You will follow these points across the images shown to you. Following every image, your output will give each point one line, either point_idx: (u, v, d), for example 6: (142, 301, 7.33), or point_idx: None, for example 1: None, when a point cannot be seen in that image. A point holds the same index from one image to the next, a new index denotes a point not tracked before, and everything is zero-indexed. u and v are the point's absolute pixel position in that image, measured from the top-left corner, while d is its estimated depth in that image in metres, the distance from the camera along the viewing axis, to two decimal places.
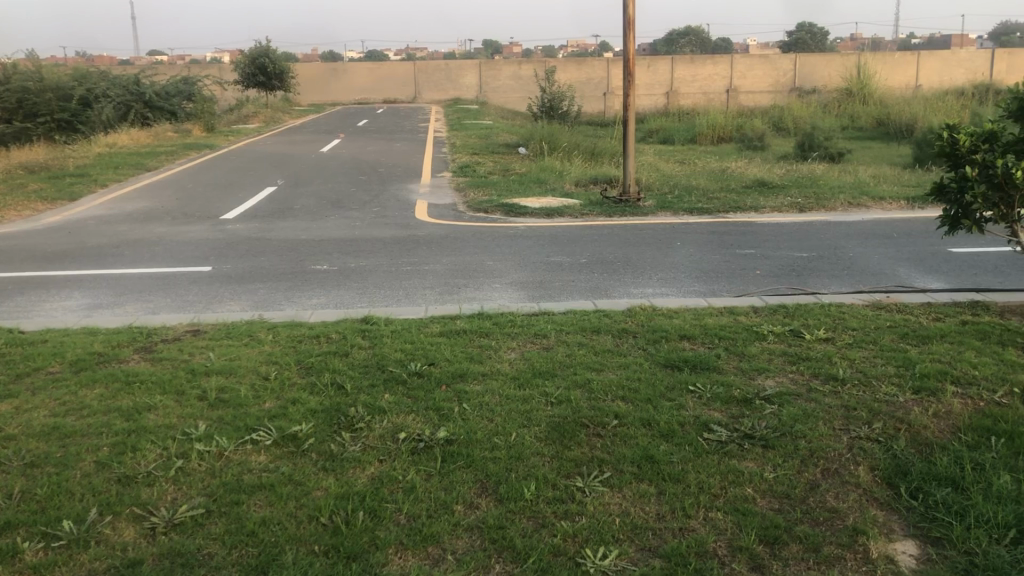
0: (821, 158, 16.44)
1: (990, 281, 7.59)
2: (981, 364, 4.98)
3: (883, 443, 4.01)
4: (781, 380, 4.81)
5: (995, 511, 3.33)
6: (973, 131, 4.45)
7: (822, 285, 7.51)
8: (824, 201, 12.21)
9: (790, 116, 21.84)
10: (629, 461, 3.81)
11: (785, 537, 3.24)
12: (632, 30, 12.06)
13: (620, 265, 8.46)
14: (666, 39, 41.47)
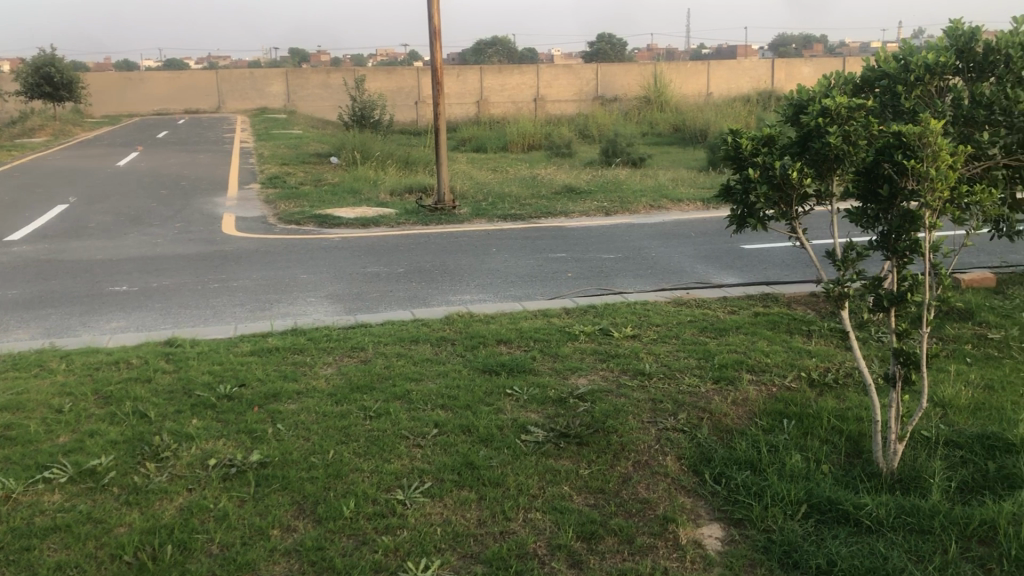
0: (624, 163, 17.15)
1: (779, 275, 8.19)
2: (772, 352, 5.35)
3: (688, 432, 4.22)
4: (592, 378, 4.97)
5: (788, 489, 3.58)
6: (754, 134, 4.07)
7: (629, 285, 7.83)
8: (628, 204, 12.74)
9: (595, 124, 22.63)
10: (449, 470, 3.81)
11: (602, 531, 3.34)
12: (438, 39, 12.13)
13: (437, 273, 8.48)
14: (474, 48, 41.99)
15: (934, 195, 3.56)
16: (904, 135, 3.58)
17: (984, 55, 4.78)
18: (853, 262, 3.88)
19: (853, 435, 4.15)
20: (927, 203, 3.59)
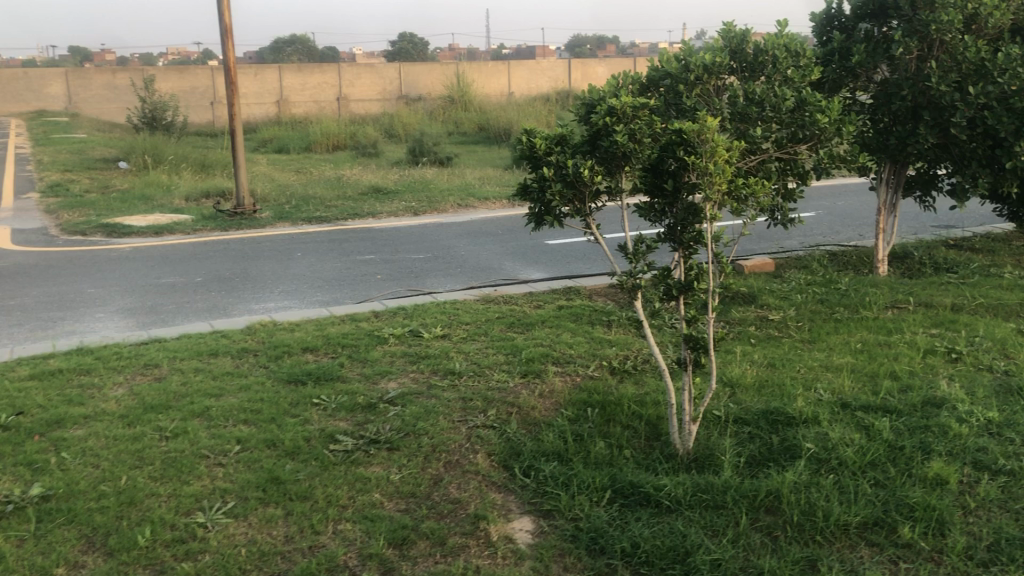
0: (431, 163, 17.17)
1: (581, 268, 8.46)
2: (576, 344, 5.51)
3: (497, 428, 4.27)
4: (402, 380, 4.93)
5: (593, 476, 3.69)
6: (547, 133, 4.14)
7: (437, 284, 7.85)
8: (435, 203, 12.76)
9: (400, 123, 22.53)
10: (254, 487, 3.66)
11: (414, 535, 3.32)
12: (231, 38, 11.67)
13: (239, 281, 8.15)
14: (272, 47, 40.76)
15: (713, 189, 3.78)
16: (683, 133, 3.78)
17: (754, 56, 5.37)
18: (643, 255, 4.05)
19: (652, 418, 4.34)
20: (707, 197, 3.81)
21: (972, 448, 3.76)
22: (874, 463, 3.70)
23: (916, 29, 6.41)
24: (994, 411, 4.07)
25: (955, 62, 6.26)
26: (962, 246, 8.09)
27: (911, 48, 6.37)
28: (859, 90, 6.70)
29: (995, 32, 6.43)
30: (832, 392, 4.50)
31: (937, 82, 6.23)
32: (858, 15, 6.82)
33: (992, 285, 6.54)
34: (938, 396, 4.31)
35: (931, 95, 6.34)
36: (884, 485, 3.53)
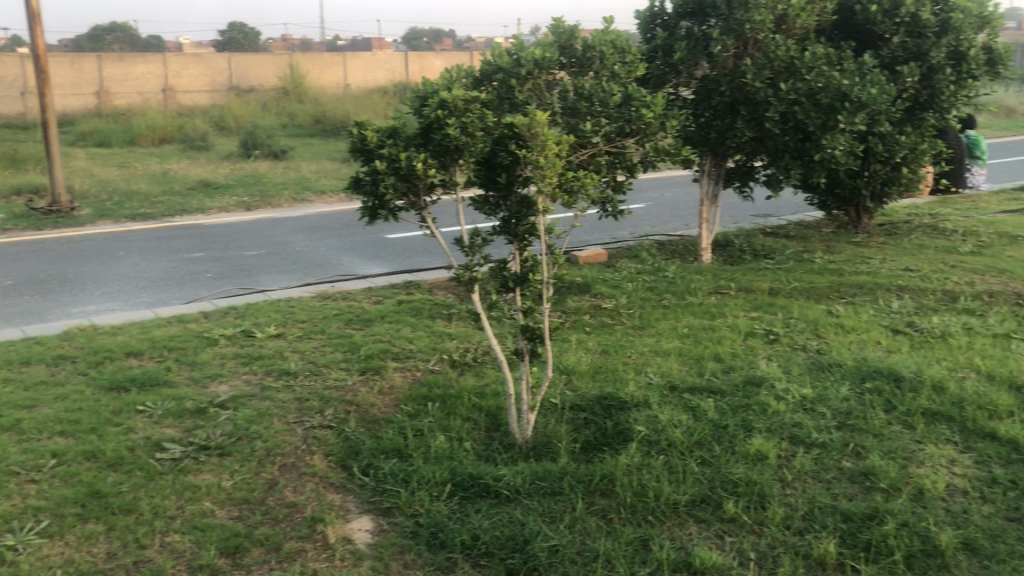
0: (264, 156, 16.64)
1: (421, 262, 8.42)
2: (415, 338, 5.48)
3: (335, 428, 4.18)
4: (234, 383, 4.75)
5: (433, 471, 3.68)
6: (379, 127, 4.06)
7: (272, 282, 7.61)
8: (269, 198, 12.39)
9: (231, 115, 21.72)
10: (71, 502, 3.43)
11: (248, 543, 3.21)
12: (39, 24, 10.89)
13: (55, 283, 7.62)
14: (89, 34, 38.31)
15: (545, 182, 3.84)
16: (515, 126, 3.81)
17: (583, 51, 5.43)
18: (479, 247, 4.07)
19: (491, 410, 4.37)
20: (540, 189, 3.88)
21: (788, 424, 3.99)
22: (701, 442, 3.87)
23: (733, 28, 6.62)
24: (807, 388, 4.35)
25: (768, 59, 6.64)
26: (778, 233, 8.60)
27: (728, 46, 6.62)
28: (681, 86, 7.02)
29: (802, 31, 6.87)
30: (662, 375, 4.68)
31: (753, 78, 6.60)
32: (680, 13, 7.03)
33: (805, 270, 6.97)
34: (758, 375, 4.56)
35: (747, 91, 6.74)
36: (710, 463, 3.70)
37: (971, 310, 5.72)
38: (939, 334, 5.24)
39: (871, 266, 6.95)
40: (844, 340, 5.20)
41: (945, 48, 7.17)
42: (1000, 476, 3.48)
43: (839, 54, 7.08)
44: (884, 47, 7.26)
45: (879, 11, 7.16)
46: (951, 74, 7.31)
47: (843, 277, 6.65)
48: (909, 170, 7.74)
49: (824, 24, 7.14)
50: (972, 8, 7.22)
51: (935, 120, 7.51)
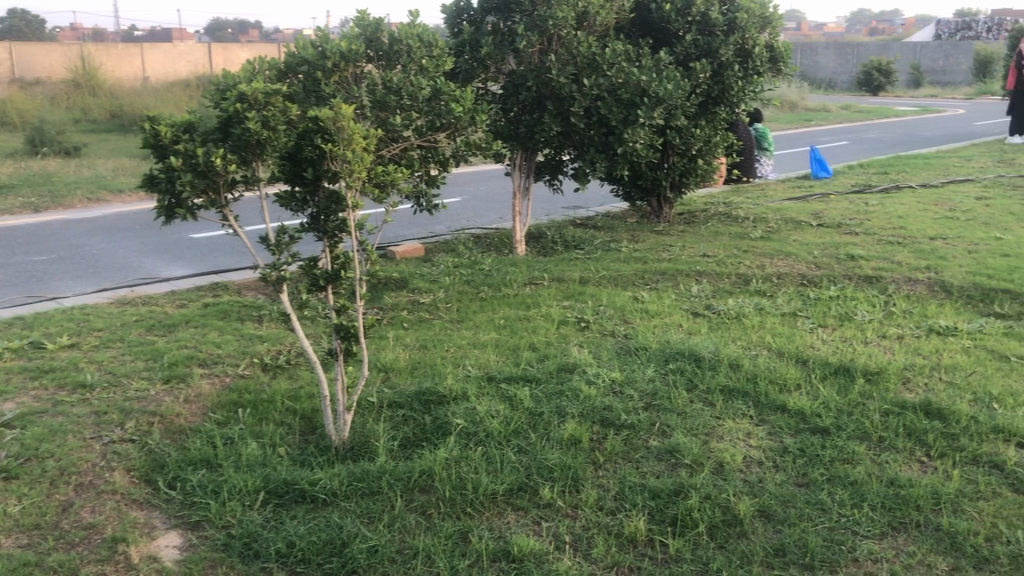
0: (54, 153, 15.47)
1: (229, 262, 8.09)
2: (224, 342, 5.26)
3: (137, 442, 3.94)
4: (22, 400, 4.38)
5: (245, 479, 3.55)
6: (173, 121, 3.82)
7: (63, 289, 7.08)
8: (59, 198, 11.52)
9: (15, 108, 20.06)
10: None
11: (38, 571, 2.97)
12: None
13: None
14: None
15: (353, 177, 3.78)
16: (319, 120, 3.71)
17: (389, 45, 5.39)
18: (286, 245, 3.93)
19: (306, 412, 4.25)
20: (348, 184, 3.81)
21: (600, 407, 4.12)
22: (517, 431, 3.93)
23: (536, 24, 6.74)
24: (616, 371, 4.52)
25: (570, 56, 6.85)
26: (587, 224, 8.88)
27: (533, 42, 6.72)
28: (489, 81, 7.01)
29: (602, 28, 7.12)
30: (479, 367, 4.72)
31: (557, 74, 6.76)
32: (484, 8, 7.04)
33: (613, 259, 7.23)
34: (571, 362, 4.69)
35: (552, 86, 6.88)
36: (526, 451, 3.76)
37: (762, 291, 6.13)
38: (735, 315, 5.58)
39: (672, 253, 7.30)
40: (650, 325, 5.43)
41: (732, 45, 7.64)
42: (790, 445, 3.74)
43: (637, 51, 7.39)
44: (678, 45, 7.64)
45: (672, 10, 7.53)
46: (738, 71, 7.79)
47: (648, 264, 6.95)
48: (705, 161, 8.24)
49: (622, 21, 7.43)
50: (755, 9, 7.73)
51: (725, 114, 8.02)
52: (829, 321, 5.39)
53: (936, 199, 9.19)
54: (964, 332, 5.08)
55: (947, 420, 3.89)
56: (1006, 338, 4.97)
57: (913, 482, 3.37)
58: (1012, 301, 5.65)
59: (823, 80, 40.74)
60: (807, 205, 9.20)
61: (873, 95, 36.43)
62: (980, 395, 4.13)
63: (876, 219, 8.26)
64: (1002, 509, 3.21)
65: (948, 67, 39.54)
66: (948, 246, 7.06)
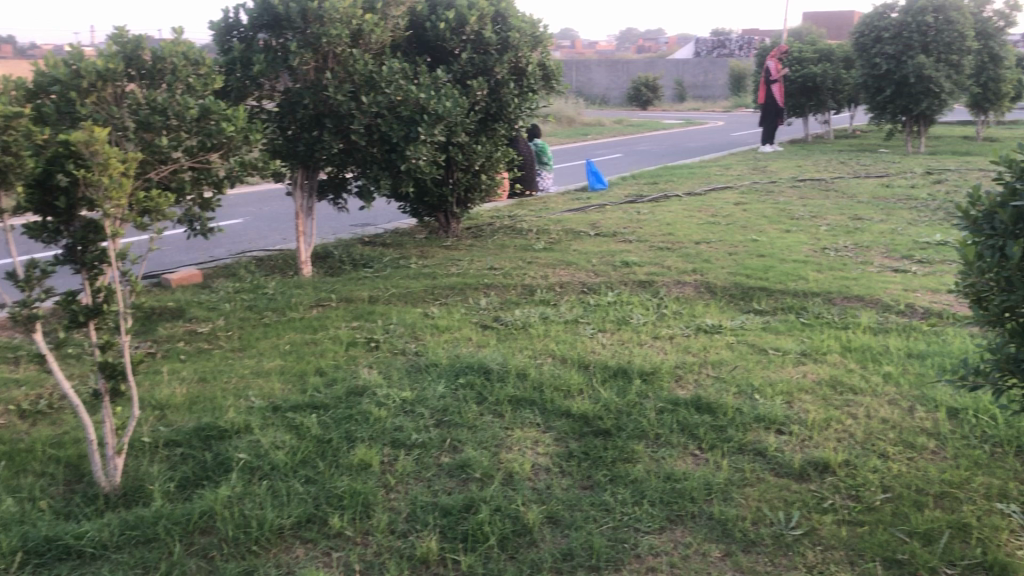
0: None
1: None
2: None
3: None
4: None
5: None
6: None
7: None
8: None
9: None
10: None
11: None
12: None
13: None
14: None
15: (112, 204, 3.52)
16: (70, 144, 3.43)
17: (152, 63, 5.02)
18: (38, 280, 3.60)
19: (71, 459, 3.92)
20: (105, 212, 3.55)
21: (390, 429, 4.08)
22: (305, 461, 3.81)
23: (310, 42, 6.57)
24: (406, 391, 4.49)
25: (346, 74, 6.76)
26: (374, 242, 8.80)
27: (306, 60, 6.54)
28: (264, 99, 6.82)
29: (377, 46, 7.09)
30: (263, 397, 4.54)
31: (334, 92, 6.67)
32: (254, 25, 6.66)
33: (401, 275, 7.21)
34: (359, 385, 4.60)
35: (330, 104, 6.78)
36: (314, 481, 3.65)
37: (546, 301, 6.31)
38: (520, 325, 5.70)
39: (460, 268, 7.38)
40: (439, 341, 5.44)
41: (506, 63, 7.83)
42: (574, 449, 3.85)
43: (415, 69, 7.42)
44: (454, 63, 7.73)
45: (447, 28, 7.58)
46: (514, 88, 8.01)
47: (436, 280, 6.98)
48: (487, 176, 8.42)
49: (397, 39, 7.43)
50: (525, 28, 7.97)
51: (505, 130, 8.22)
52: (608, 326, 5.62)
53: (700, 206, 9.85)
54: (727, 329, 5.45)
55: (715, 413, 4.15)
56: (764, 332, 5.38)
57: (687, 476, 3.57)
58: (768, 297, 6.14)
59: (597, 95, 42.84)
60: (585, 215, 9.59)
61: (643, 109, 38.67)
62: (743, 388, 4.43)
63: (648, 227, 8.73)
64: (765, 493, 3.45)
65: (708, 82, 42.55)
66: (712, 249, 7.57)
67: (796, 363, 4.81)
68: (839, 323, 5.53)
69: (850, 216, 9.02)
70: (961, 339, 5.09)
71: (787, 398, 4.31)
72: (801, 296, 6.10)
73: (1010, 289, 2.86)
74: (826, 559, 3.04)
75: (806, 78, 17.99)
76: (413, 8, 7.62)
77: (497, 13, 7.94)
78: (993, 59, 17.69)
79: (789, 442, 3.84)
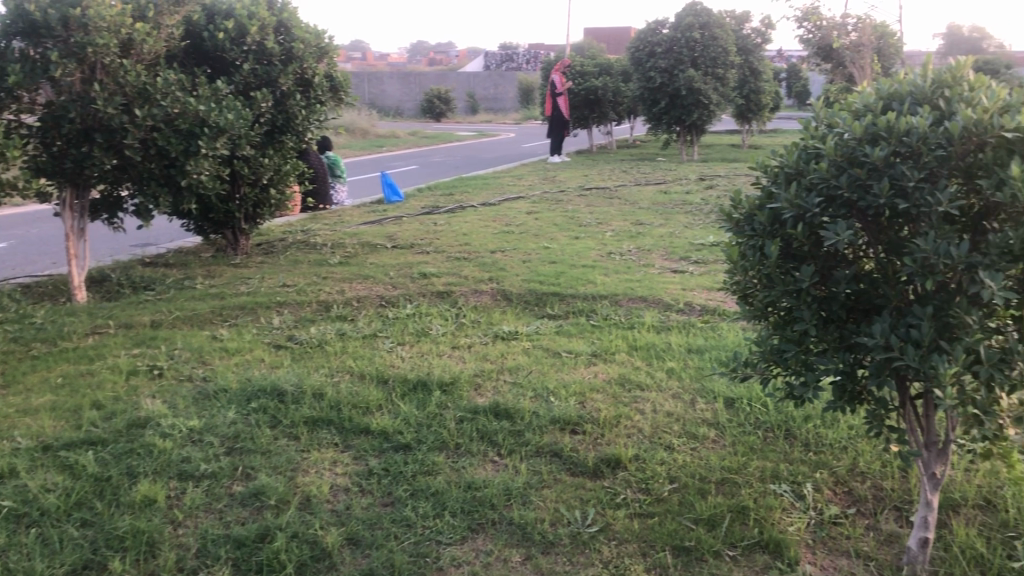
0: None
1: None
2: None
3: None
4: None
5: None
6: None
7: None
8: None
9: None
10: None
11: None
12: None
13: None
14: None
15: None
16: None
17: None
18: None
19: None
20: None
21: (176, 460, 3.84)
22: (80, 503, 3.52)
23: (73, 51, 6.09)
24: (193, 419, 4.25)
25: (117, 85, 6.32)
26: (156, 263, 8.31)
27: (71, 71, 6.07)
28: (23, 113, 6.29)
29: (150, 57, 6.66)
30: (31, 437, 4.15)
31: (104, 104, 6.20)
32: (8, 33, 6.10)
33: (187, 297, 6.85)
34: (142, 416, 4.32)
35: (99, 118, 6.31)
36: (91, 523, 3.38)
37: (343, 316, 6.20)
38: (316, 343, 5.56)
39: (251, 286, 7.11)
40: (229, 364, 5.20)
41: (291, 75, 7.65)
42: (374, 466, 3.79)
43: (192, 80, 7.08)
44: (236, 74, 7.44)
45: (226, 39, 7.32)
46: (300, 100, 7.83)
47: (225, 300, 6.69)
48: (276, 191, 8.18)
49: (173, 49, 7.06)
50: (310, 39, 7.82)
51: (292, 143, 8.02)
52: (407, 339, 5.59)
53: (494, 215, 10.03)
54: (524, 335, 5.56)
55: (513, 419, 4.21)
56: (558, 336, 5.54)
57: (487, 483, 3.59)
58: (560, 302, 6.32)
59: (391, 107, 42.74)
60: (381, 228, 9.53)
61: (436, 121, 39.00)
62: (539, 391, 4.53)
63: (444, 237, 8.79)
64: (562, 493, 3.54)
65: (499, 94, 43.57)
66: (506, 257, 7.72)
67: (588, 364, 4.98)
68: (626, 323, 5.78)
69: (632, 221, 9.48)
70: (734, 333, 5.46)
71: (580, 398, 4.44)
72: (591, 299, 6.33)
73: (770, 286, 3.08)
74: (621, 553, 3.16)
75: (588, 91, 18.80)
76: (190, 17, 7.24)
77: (279, 23, 7.75)
78: (753, 72, 19.21)
79: (583, 442, 3.96)
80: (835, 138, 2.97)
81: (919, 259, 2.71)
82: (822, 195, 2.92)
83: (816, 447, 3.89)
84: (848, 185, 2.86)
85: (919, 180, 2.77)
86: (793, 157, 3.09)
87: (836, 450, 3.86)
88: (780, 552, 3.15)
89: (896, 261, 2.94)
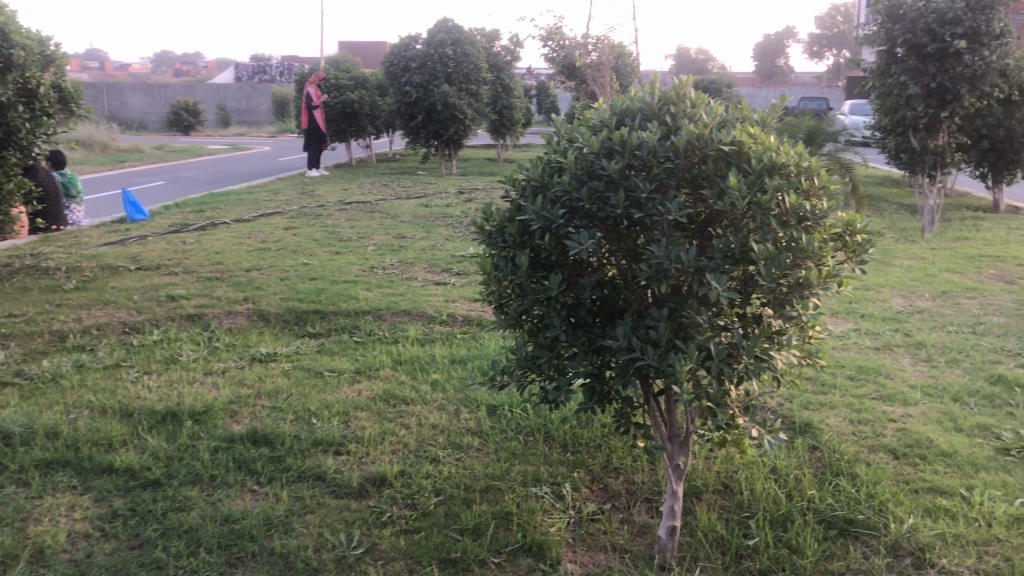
0: None
1: None
2: None
3: None
4: None
5: None
6: None
7: None
8: None
9: None
10: None
11: None
12: None
13: None
14: None
15: None
16: None
17: None
18: None
19: None
20: None
21: None
22: None
23: None
24: None
25: None
26: None
27: None
28: None
29: None
30: None
31: None
32: None
33: None
34: None
35: None
36: None
37: (81, 347, 5.71)
38: (49, 377, 5.07)
39: None
40: None
41: (11, 85, 6.88)
42: (119, 507, 3.50)
43: None
44: None
45: None
46: (24, 112, 7.13)
47: None
48: None
49: None
50: (33, 46, 7.16)
51: (15, 159, 7.28)
52: (154, 367, 5.24)
53: (249, 232, 9.66)
54: (283, 356, 5.38)
55: (272, 445, 4.05)
56: (319, 355, 5.41)
57: (246, 514, 3.43)
58: (321, 320, 6.19)
59: (135, 120, 40.37)
60: (124, 248, 8.90)
61: (185, 135, 37.11)
62: (300, 413, 4.40)
63: (195, 257, 8.34)
64: (325, 517, 3.44)
65: (251, 107, 42.19)
66: (262, 276, 7.45)
67: (351, 382, 4.89)
68: (388, 337, 5.75)
69: (394, 235, 9.46)
70: (494, 342, 5.58)
71: (343, 418, 4.35)
72: (353, 315, 6.24)
73: (522, 294, 3.16)
74: (387, 572, 3.12)
75: (344, 105, 18.56)
76: None
77: None
78: (504, 88, 19.79)
79: (347, 462, 3.88)
80: (576, 152, 3.11)
81: (654, 265, 2.89)
82: (565, 207, 3.04)
83: (573, 448, 4.04)
84: (589, 197, 3.00)
85: (651, 192, 2.96)
86: (537, 170, 3.20)
87: (591, 449, 4.03)
88: (542, 553, 3.24)
89: (635, 267, 3.12)
